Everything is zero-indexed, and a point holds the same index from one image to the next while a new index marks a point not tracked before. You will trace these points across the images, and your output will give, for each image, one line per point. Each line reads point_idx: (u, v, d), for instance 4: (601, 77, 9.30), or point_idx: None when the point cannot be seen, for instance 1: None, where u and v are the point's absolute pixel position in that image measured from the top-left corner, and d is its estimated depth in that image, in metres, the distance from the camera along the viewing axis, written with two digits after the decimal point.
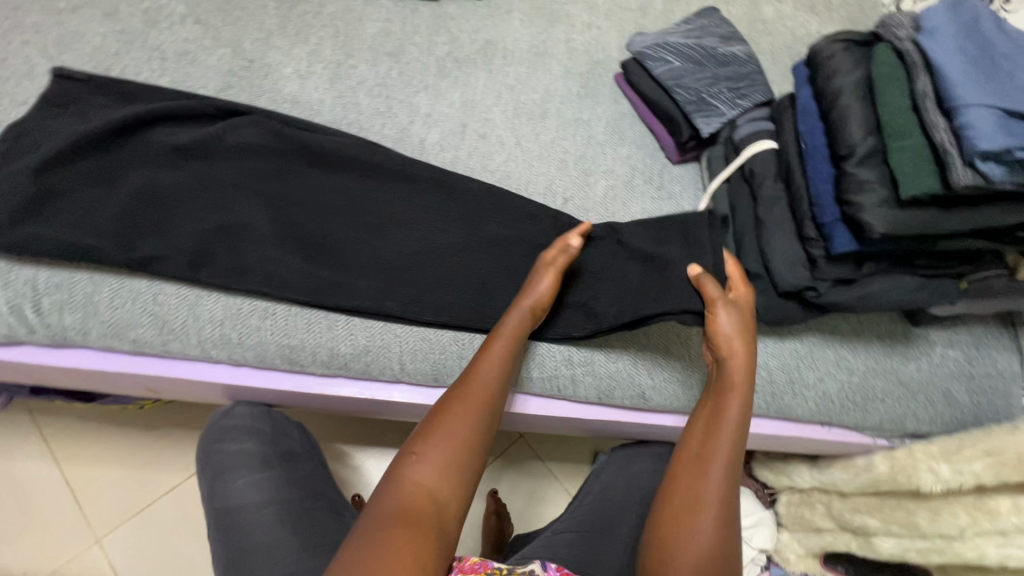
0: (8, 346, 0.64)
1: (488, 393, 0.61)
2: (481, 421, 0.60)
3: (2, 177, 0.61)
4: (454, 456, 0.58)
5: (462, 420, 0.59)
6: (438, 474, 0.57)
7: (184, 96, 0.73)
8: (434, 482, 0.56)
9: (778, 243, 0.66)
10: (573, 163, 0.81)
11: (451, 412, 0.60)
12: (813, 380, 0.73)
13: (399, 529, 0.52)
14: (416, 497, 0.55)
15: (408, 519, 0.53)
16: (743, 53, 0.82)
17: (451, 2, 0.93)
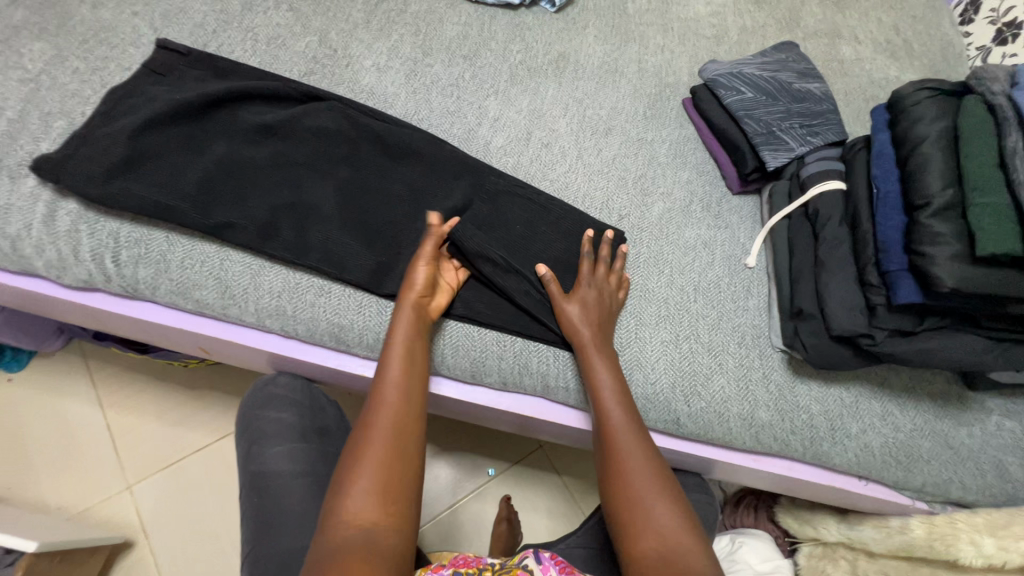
0: (84, 291, 0.69)
1: (390, 410, 0.56)
2: (399, 435, 0.55)
3: (102, 135, 0.65)
4: (388, 475, 0.52)
5: (377, 437, 0.55)
6: (381, 491, 0.51)
7: (272, 78, 0.78)
8: (361, 506, 0.50)
9: (837, 286, 0.65)
10: (632, 181, 0.82)
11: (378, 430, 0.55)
12: (855, 432, 0.70)
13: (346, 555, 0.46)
14: (363, 517, 0.49)
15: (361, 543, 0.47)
16: (819, 91, 0.81)
17: (529, 13, 0.95)
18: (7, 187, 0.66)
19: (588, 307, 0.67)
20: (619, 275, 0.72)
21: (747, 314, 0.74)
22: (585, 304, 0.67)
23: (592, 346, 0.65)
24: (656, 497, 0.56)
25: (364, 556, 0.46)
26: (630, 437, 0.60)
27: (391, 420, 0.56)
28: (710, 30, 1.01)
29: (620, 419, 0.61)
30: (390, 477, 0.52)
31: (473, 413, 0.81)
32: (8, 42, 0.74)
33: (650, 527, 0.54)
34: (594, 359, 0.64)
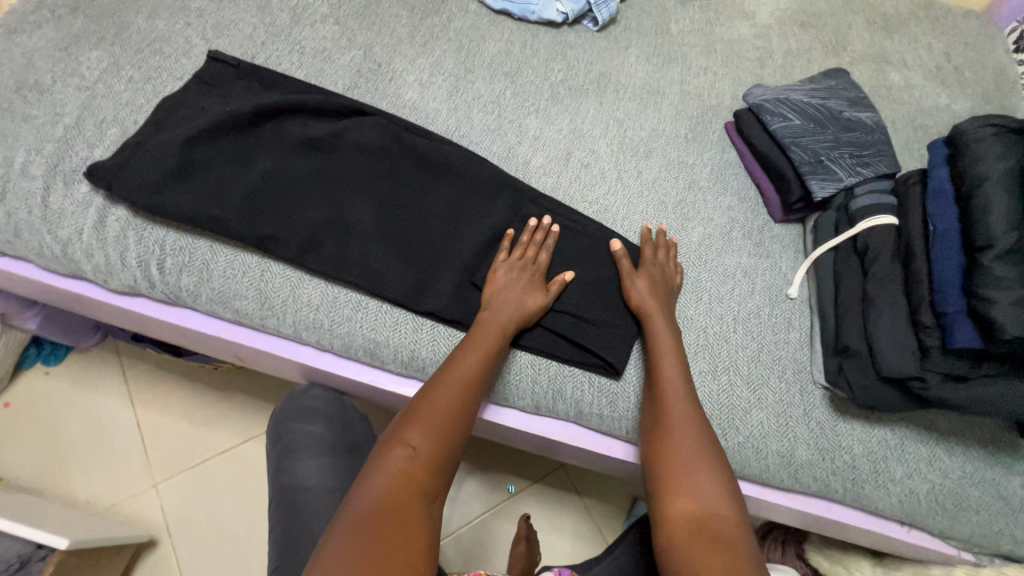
0: (128, 296, 0.70)
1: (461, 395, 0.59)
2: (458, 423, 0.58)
3: (155, 145, 0.67)
4: (432, 455, 0.55)
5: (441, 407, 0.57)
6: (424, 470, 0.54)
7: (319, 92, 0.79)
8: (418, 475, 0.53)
9: (886, 325, 0.62)
10: (672, 206, 0.80)
11: (429, 411, 0.57)
12: (899, 476, 0.68)
13: (385, 520, 0.48)
14: (401, 488, 0.51)
15: (396, 510, 0.49)
16: (869, 120, 0.79)
17: (571, 32, 0.95)
18: (61, 192, 0.67)
19: (654, 281, 0.70)
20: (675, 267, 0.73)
21: (788, 348, 0.72)
22: (649, 279, 0.70)
23: (659, 321, 0.67)
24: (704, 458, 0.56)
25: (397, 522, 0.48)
26: (684, 408, 0.60)
27: (441, 403, 0.58)
28: (753, 53, 1.00)
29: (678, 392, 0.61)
30: (435, 460, 0.55)
31: (498, 434, 0.81)
32: (68, 50, 0.76)
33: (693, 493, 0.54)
34: (658, 334, 0.66)
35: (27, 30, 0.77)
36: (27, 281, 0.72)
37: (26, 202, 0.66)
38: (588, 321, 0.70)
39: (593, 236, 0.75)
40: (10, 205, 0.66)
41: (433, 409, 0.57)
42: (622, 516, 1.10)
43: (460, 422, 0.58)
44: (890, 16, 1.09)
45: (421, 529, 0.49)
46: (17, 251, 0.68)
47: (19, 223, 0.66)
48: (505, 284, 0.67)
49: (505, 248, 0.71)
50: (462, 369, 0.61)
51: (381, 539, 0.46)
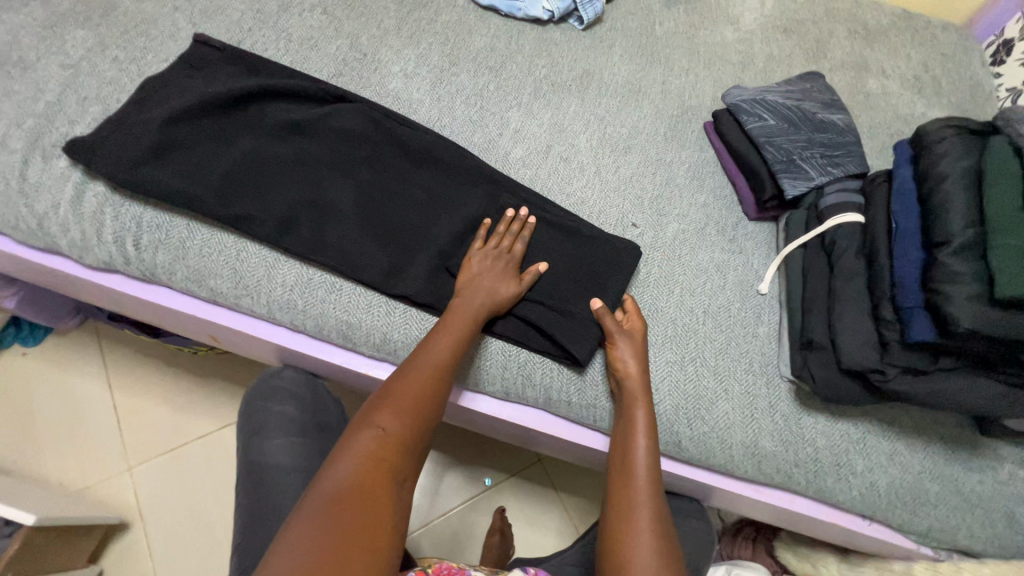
0: (104, 273, 0.70)
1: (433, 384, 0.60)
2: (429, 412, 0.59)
3: (137, 124, 0.68)
4: (402, 437, 0.55)
5: (413, 395, 0.58)
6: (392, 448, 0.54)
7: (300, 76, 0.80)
8: (391, 456, 0.54)
9: (849, 319, 0.64)
10: (649, 201, 0.82)
11: (402, 393, 0.58)
12: (861, 469, 0.69)
13: (354, 502, 0.48)
14: (371, 469, 0.52)
15: (365, 490, 0.50)
16: (842, 122, 0.81)
17: (557, 30, 0.97)
18: (40, 167, 0.68)
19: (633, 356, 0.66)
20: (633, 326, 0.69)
21: (756, 341, 0.73)
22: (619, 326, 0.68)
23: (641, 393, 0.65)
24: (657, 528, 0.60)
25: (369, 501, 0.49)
26: (647, 478, 0.62)
27: (413, 386, 0.59)
28: (735, 57, 1.02)
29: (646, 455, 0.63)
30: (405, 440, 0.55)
31: (470, 419, 0.82)
32: (54, 28, 0.77)
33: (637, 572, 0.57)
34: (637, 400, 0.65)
35: (14, 7, 0.78)
36: (1, 255, 0.72)
37: (4, 175, 0.67)
38: (557, 309, 0.70)
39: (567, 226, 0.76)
40: None
41: (406, 391, 0.58)
42: (597, 511, 1.11)
43: (430, 404, 0.59)
44: (871, 26, 1.12)
45: (389, 509, 0.50)
46: None
47: None
48: (478, 273, 0.68)
49: (480, 238, 0.71)
50: (435, 356, 0.61)
51: (347, 523, 0.46)
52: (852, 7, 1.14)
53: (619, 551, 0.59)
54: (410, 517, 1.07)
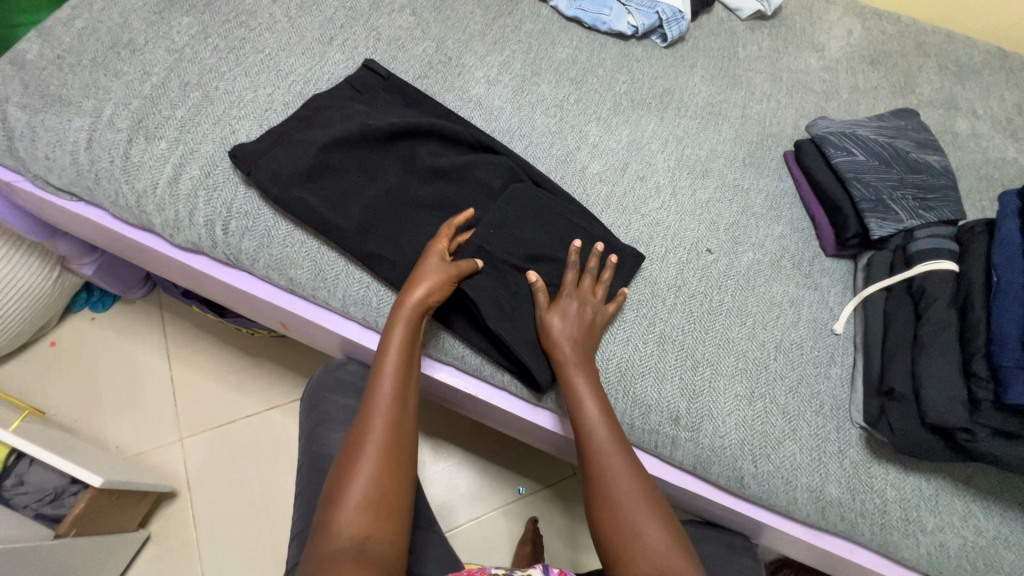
0: (190, 254, 0.73)
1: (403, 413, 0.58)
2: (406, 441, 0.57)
3: None
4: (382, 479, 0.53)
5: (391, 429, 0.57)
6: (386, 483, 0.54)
7: (448, 115, 0.80)
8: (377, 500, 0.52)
9: (937, 372, 0.61)
10: (724, 228, 0.80)
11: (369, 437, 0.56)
12: (931, 527, 0.66)
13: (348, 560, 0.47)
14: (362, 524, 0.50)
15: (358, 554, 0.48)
16: (937, 164, 0.78)
17: (640, 47, 0.96)
18: (142, 146, 0.70)
19: (569, 320, 0.65)
20: (590, 286, 0.68)
21: (827, 382, 0.71)
22: (567, 318, 0.65)
23: (575, 365, 0.64)
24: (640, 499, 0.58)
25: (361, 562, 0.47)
26: (614, 449, 0.60)
27: (384, 423, 0.57)
28: (819, 85, 0.99)
29: (598, 420, 0.62)
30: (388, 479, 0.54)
31: (517, 428, 0.83)
32: (162, 14, 0.79)
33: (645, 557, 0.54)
34: (574, 375, 0.63)
35: None
36: (96, 228, 0.75)
37: (109, 151, 0.70)
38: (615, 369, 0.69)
39: (640, 252, 0.75)
40: (93, 153, 0.70)
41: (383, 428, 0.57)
42: None
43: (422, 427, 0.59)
44: (963, 63, 1.07)
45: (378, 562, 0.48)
46: (93, 197, 0.71)
47: (100, 170, 0.69)
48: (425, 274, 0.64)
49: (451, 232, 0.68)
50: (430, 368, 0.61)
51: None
52: (943, 42, 1.10)
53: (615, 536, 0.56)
54: (443, 517, 1.08)
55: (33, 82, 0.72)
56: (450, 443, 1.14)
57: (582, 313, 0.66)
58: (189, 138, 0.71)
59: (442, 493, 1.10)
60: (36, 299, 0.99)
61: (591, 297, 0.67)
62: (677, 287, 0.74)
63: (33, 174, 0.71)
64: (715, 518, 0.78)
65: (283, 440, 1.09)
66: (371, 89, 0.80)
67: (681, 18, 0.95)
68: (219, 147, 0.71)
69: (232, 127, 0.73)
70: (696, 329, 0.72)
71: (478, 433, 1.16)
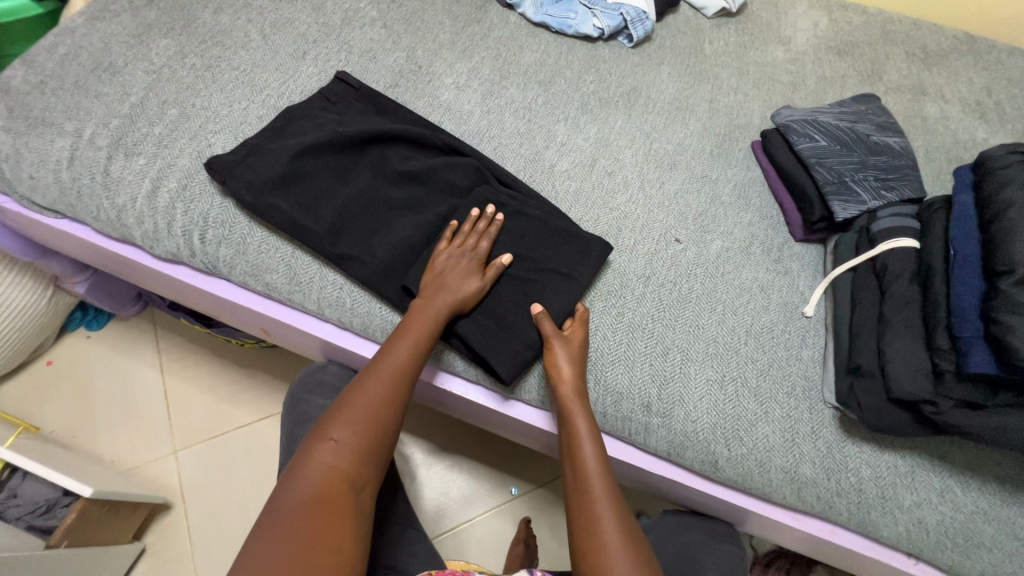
0: (171, 264, 0.75)
1: (389, 392, 0.61)
2: (386, 412, 0.60)
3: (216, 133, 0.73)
4: (356, 446, 0.57)
5: (372, 405, 0.59)
6: (354, 461, 0.56)
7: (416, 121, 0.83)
8: (349, 465, 0.56)
9: (900, 347, 0.62)
10: (692, 218, 0.82)
11: (353, 406, 0.59)
12: (908, 504, 0.66)
13: (316, 512, 0.51)
14: (331, 483, 0.54)
15: (325, 505, 0.52)
16: (899, 145, 0.79)
17: (607, 48, 0.99)
18: (122, 163, 0.73)
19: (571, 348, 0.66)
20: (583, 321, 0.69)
21: (799, 364, 0.72)
22: (567, 351, 0.66)
23: (571, 392, 0.64)
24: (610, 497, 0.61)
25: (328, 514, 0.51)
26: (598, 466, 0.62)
27: (371, 401, 0.60)
28: (786, 77, 1.01)
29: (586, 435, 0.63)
30: (362, 452, 0.57)
31: (497, 423, 0.84)
32: (141, 37, 0.83)
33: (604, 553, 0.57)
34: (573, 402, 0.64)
35: (107, 17, 0.84)
36: (80, 243, 0.78)
37: (90, 169, 0.72)
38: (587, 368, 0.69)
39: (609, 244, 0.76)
40: (74, 171, 0.72)
41: (366, 406, 0.59)
42: None
43: (393, 412, 0.61)
44: (930, 49, 1.09)
45: (347, 520, 0.52)
46: (76, 213, 0.73)
47: (81, 187, 0.72)
48: (442, 272, 0.68)
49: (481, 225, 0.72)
50: (391, 358, 0.62)
51: (305, 529, 0.49)
52: (909, 29, 1.12)
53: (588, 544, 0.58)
54: (435, 521, 1.08)
55: (17, 106, 0.75)
56: (441, 445, 1.15)
57: (577, 346, 0.67)
58: (167, 152, 0.74)
59: (434, 496, 1.10)
60: (31, 318, 1.02)
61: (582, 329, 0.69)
62: (646, 276, 0.75)
63: (19, 195, 0.74)
64: (699, 506, 0.79)
65: (274, 449, 1.10)
66: (344, 99, 0.82)
67: (645, 18, 0.97)
68: (195, 160, 0.74)
69: (208, 141, 0.76)
70: (666, 317, 0.73)
71: (468, 435, 1.16)
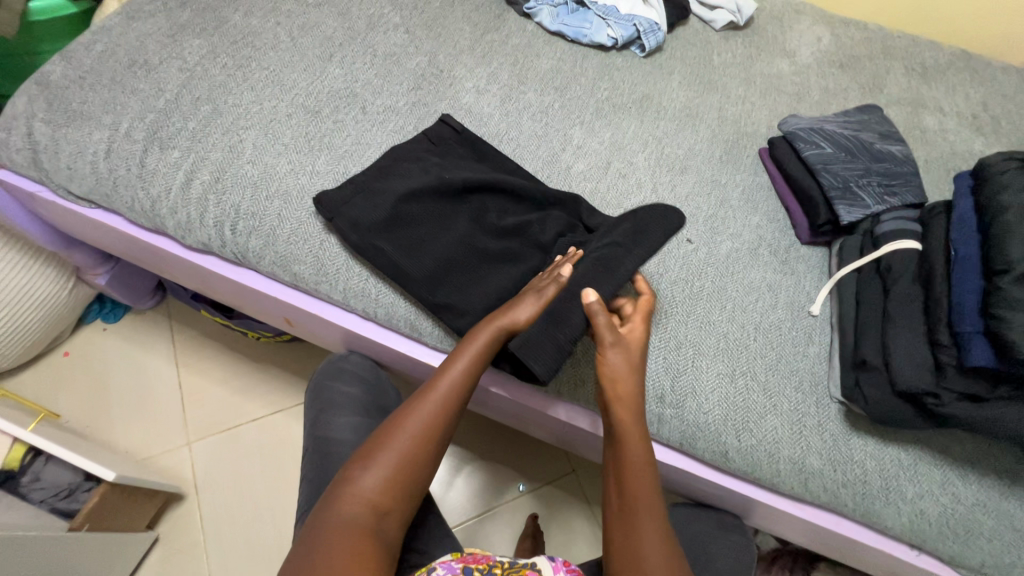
0: (201, 254, 0.78)
1: (427, 423, 0.61)
2: (424, 446, 0.60)
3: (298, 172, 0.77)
4: (389, 476, 0.58)
5: (410, 436, 0.60)
6: (382, 490, 0.57)
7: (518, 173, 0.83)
8: (379, 495, 0.57)
9: (902, 342, 0.65)
10: (703, 219, 0.85)
11: (388, 439, 0.60)
12: (911, 495, 0.68)
13: (344, 539, 0.52)
14: (361, 514, 0.55)
15: (353, 534, 0.53)
16: (901, 153, 0.83)
17: (619, 56, 1.03)
18: (156, 156, 0.76)
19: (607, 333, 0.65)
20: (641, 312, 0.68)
21: (806, 360, 0.75)
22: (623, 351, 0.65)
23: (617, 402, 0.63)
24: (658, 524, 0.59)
25: (356, 542, 0.53)
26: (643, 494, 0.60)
27: (409, 433, 0.60)
28: (791, 88, 1.05)
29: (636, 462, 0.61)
30: (393, 483, 0.58)
31: (512, 415, 0.87)
32: (174, 36, 0.86)
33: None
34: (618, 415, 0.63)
35: (142, 17, 0.88)
36: (112, 233, 0.80)
37: (126, 161, 0.75)
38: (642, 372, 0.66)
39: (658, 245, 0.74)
40: (111, 163, 0.75)
41: (403, 436, 0.60)
42: None
43: (433, 440, 0.61)
44: (928, 64, 1.13)
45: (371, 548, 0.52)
46: (111, 203, 0.76)
47: (118, 179, 0.75)
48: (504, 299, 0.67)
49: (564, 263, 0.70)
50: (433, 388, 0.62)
51: (329, 554, 0.51)
52: (909, 45, 1.16)
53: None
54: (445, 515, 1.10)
55: (56, 99, 0.78)
56: (451, 441, 1.17)
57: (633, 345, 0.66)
58: (200, 147, 0.77)
59: (444, 491, 1.12)
60: (52, 308, 1.04)
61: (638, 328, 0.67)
62: (659, 274, 0.78)
63: (56, 184, 0.77)
64: (707, 499, 0.81)
65: (287, 442, 1.12)
66: (445, 142, 0.84)
67: (657, 30, 1.02)
68: (227, 154, 0.77)
69: (239, 137, 0.78)
70: (678, 312, 0.76)
71: (477, 432, 1.18)
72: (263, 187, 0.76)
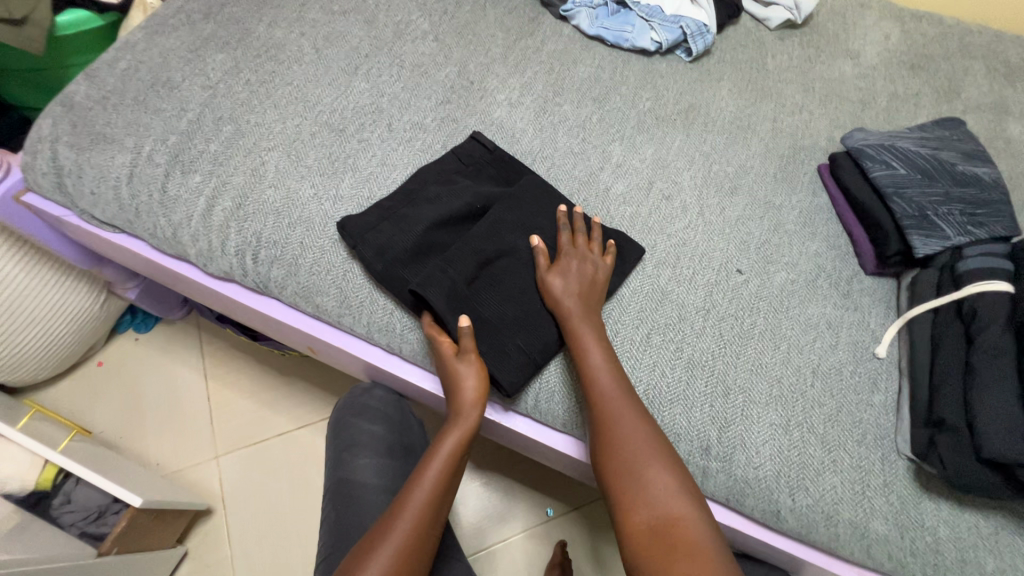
0: (223, 282, 0.76)
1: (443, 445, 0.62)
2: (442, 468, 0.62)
3: (322, 195, 0.74)
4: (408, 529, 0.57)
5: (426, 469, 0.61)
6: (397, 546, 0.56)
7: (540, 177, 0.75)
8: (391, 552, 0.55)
9: (993, 402, 0.57)
10: (755, 246, 0.77)
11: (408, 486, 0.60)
12: (991, 570, 0.61)
13: None
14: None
15: None
16: (988, 176, 0.74)
17: (663, 62, 0.95)
18: (178, 180, 0.74)
19: (570, 277, 0.67)
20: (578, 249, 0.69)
21: (871, 411, 0.67)
22: (567, 277, 0.67)
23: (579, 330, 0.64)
24: (681, 504, 0.55)
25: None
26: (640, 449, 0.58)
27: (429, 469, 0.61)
28: (855, 94, 0.95)
29: (628, 425, 0.60)
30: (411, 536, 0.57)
31: (547, 457, 0.81)
32: (197, 51, 0.83)
33: (691, 562, 0.51)
34: (590, 364, 0.63)
35: (166, 31, 0.85)
36: (137, 259, 0.79)
37: (148, 186, 0.73)
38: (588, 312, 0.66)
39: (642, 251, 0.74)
40: (133, 188, 0.73)
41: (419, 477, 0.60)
42: None
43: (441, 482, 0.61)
44: (1014, 63, 1.01)
45: None
46: (134, 229, 0.74)
47: (140, 205, 0.73)
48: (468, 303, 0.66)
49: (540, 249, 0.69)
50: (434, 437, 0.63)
51: None
52: (991, 42, 1.04)
53: (663, 531, 0.54)
54: (470, 539, 1.07)
55: (80, 121, 0.77)
56: (479, 461, 1.14)
57: (581, 269, 0.67)
58: (222, 170, 0.74)
59: (470, 513, 1.09)
60: (83, 323, 1.04)
61: (586, 256, 0.69)
62: (705, 310, 0.72)
63: (81, 209, 0.75)
64: (752, 552, 0.75)
65: (313, 458, 1.10)
66: (476, 161, 0.78)
67: (706, 32, 0.93)
68: (249, 178, 0.74)
69: (262, 159, 0.75)
70: (726, 353, 0.69)
71: (505, 453, 1.15)
72: (285, 214, 0.72)
